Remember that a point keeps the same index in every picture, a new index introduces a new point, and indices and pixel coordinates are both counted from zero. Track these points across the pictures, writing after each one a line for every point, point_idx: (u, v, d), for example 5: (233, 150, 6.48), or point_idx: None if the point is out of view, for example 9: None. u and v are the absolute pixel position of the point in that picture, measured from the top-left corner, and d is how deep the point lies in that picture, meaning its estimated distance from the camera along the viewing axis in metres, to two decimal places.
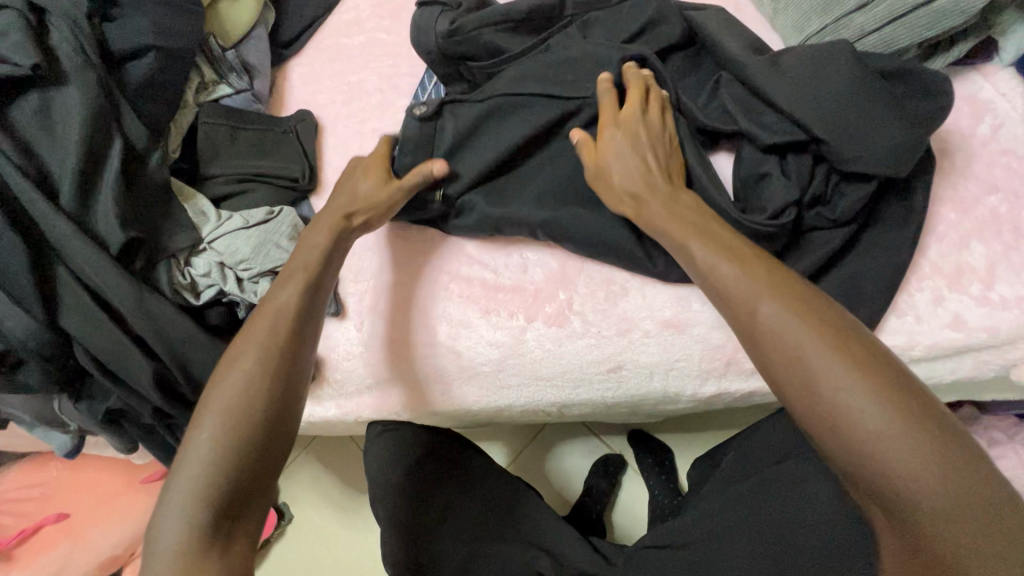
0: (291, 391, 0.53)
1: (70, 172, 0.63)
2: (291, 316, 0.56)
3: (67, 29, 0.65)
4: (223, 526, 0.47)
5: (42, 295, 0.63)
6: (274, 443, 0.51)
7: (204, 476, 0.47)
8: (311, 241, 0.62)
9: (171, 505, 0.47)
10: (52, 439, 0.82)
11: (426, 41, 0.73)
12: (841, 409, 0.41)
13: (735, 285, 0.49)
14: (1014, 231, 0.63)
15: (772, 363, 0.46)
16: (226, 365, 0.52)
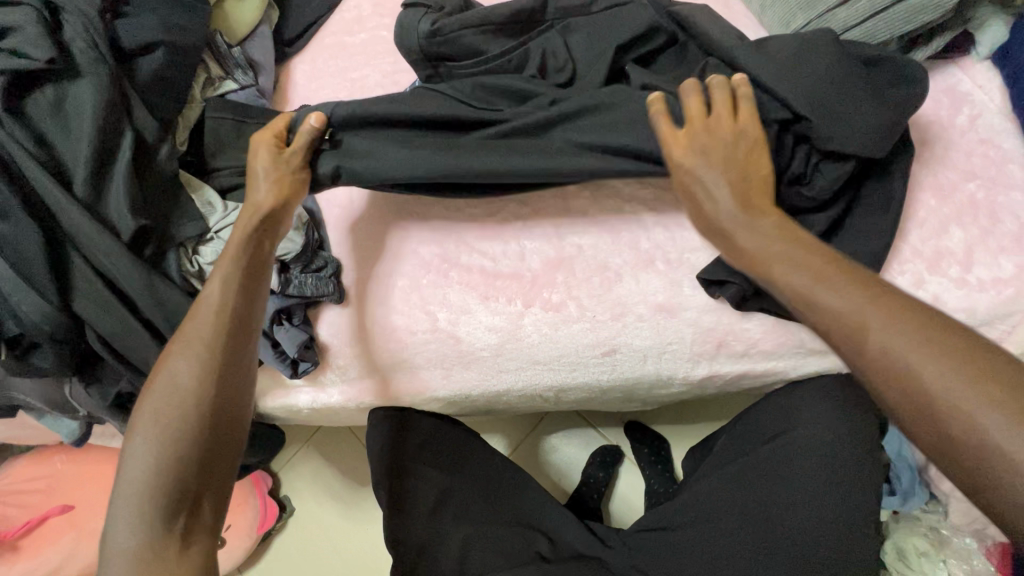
0: (229, 389, 0.56)
1: (84, 162, 0.65)
2: (217, 313, 0.58)
3: (81, 24, 0.68)
4: (178, 519, 0.51)
5: (57, 281, 0.65)
6: (218, 441, 0.54)
7: (145, 477, 0.51)
8: (230, 240, 0.63)
9: (118, 511, 0.51)
10: (62, 426, 0.84)
11: (409, 41, 0.76)
12: (961, 416, 0.41)
13: (831, 299, 0.49)
14: (991, 217, 0.65)
15: (876, 376, 0.46)
16: (158, 371, 0.56)
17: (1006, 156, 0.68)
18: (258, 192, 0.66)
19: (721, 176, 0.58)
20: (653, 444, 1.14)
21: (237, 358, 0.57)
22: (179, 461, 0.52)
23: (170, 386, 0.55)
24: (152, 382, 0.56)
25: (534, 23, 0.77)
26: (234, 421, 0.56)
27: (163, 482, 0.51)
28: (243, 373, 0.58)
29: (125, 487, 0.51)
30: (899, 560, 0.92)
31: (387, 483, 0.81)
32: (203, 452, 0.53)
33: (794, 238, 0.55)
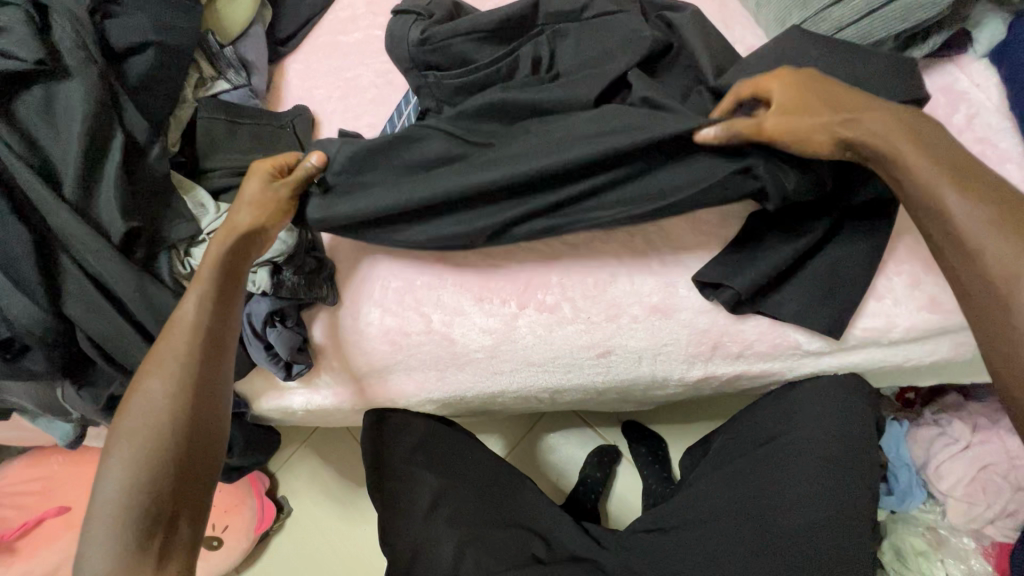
0: (200, 408, 0.57)
1: (73, 163, 0.65)
2: (188, 334, 0.59)
3: (70, 25, 0.67)
4: (153, 536, 0.52)
5: (46, 283, 0.65)
6: (190, 460, 0.55)
7: (118, 496, 0.52)
8: (205, 260, 0.64)
9: (95, 529, 0.52)
10: (55, 428, 0.84)
11: (399, 50, 0.76)
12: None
13: (998, 244, 0.48)
14: None
15: (968, 265, 0.49)
16: (133, 390, 0.58)
17: (1002, 155, 0.67)
18: (243, 215, 0.65)
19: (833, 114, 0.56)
20: (650, 443, 1.13)
21: (208, 378, 0.59)
22: (151, 480, 0.53)
23: (144, 406, 0.56)
24: (126, 401, 0.57)
25: (525, 28, 0.77)
26: (206, 440, 0.57)
27: (135, 501, 0.52)
28: (213, 391, 0.59)
29: (100, 506, 0.53)
30: (897, 560, 0.91)
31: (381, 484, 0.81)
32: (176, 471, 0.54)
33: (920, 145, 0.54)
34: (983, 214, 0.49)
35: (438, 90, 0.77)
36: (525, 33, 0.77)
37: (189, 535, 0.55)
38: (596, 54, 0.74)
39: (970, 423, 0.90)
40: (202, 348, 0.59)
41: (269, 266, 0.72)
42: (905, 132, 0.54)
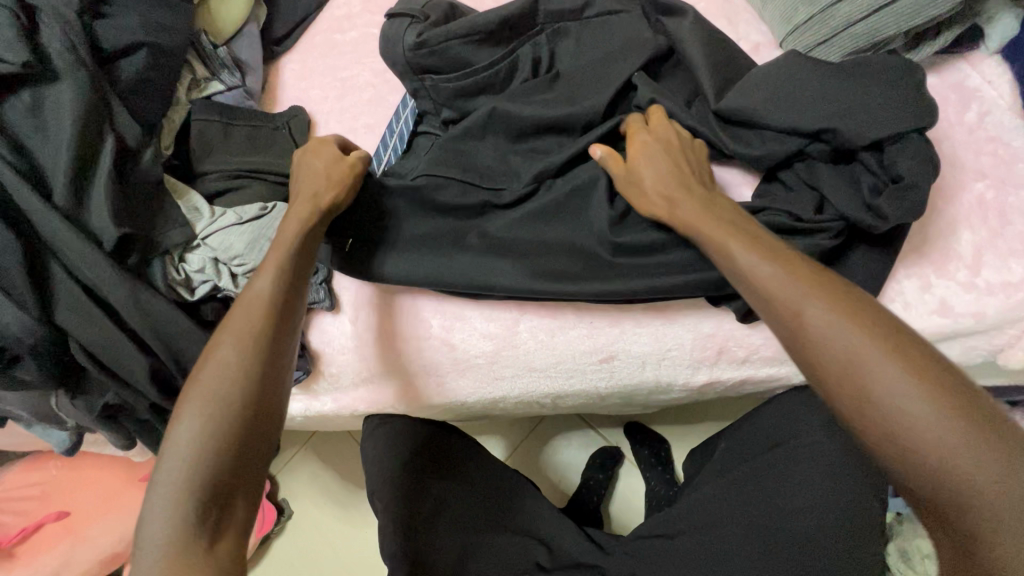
0: (272, 382, 0.54)
1: (64, 169, 0.63)
2: (265, 303, 0.56)
3: (58, 27, 0.66)
4: (210, 515, 0.47)
5: (37, 293, 0.63)
6: (257, 437, 0.51)
7: (185, 470, 0.48)
8: (281, 229, 0.62)
9: (154, 505, 0.48)
10: (51, 436, 0.83)
11: (395, 53, 0.73)
12: (847, 357, 0.46)
13: (778, 288, 0.51)
14: (1001, 217, 0.63)
15: (775, 317, 0.51)
16: (206, 357, 0.53)
17: (1016, 154, 0.65)
18: (317, 186, 0.65)
19: (658, 155, 0.64)
20: (654, 445, 1.12)
21: (283, 352, 0.56)
22: (218, 454, 0.49)
23: (217, 376, 0.52)
24: (195, 369, 0.53)
25: (524, 27, 0.76)
26: (272, 418, 0.53)
27: (203, 475, 0.48)
28: (284, 369, 0.55)
29: (163, 481, 0.48)
30: (903, 562, 0.90)
31: (380, 490, 0.79)
32: (241, 446, 0.50)
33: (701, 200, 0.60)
34: (769, 268, 0.52)
35: (438, 94, 0.75)
36: (526, 32, 0.76)
37: (244, 520, 0.50)
38: (597, 58, 0.75)
39: None
40: (278, 320, 0.56)
41: None
42: (701, 208, 0.60)
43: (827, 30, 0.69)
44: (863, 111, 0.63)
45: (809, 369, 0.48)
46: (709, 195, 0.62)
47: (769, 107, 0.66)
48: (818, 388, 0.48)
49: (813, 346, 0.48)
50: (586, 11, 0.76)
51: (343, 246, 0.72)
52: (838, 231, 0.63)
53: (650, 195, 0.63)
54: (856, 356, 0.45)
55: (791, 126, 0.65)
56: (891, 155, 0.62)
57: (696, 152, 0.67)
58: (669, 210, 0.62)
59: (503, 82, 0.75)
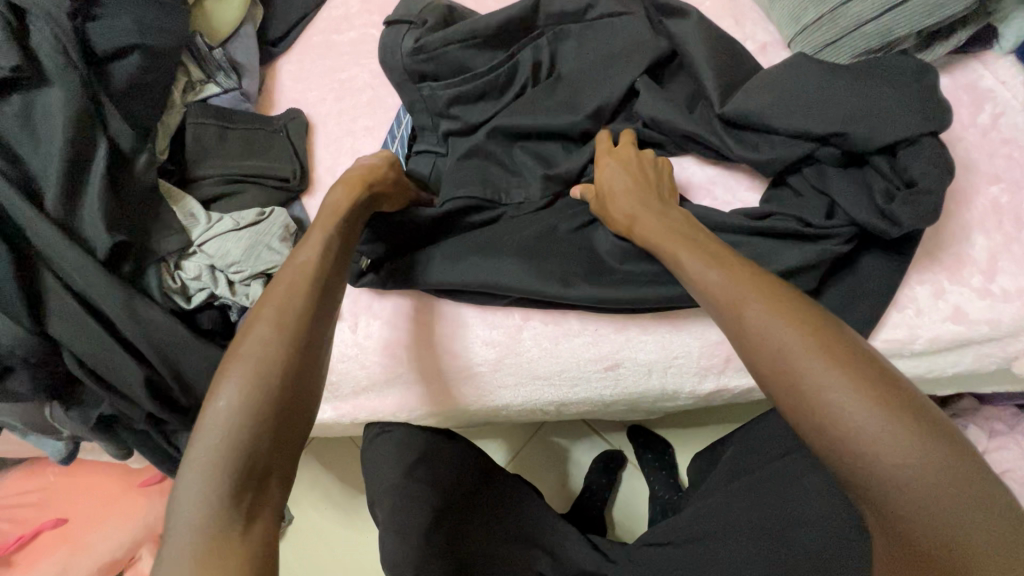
0: (315, 355, 0.50)
1: (55, 175, 0.62)
2: (313, 274, 0.54)
3: (48, 29, 0.64)
4: (248, 492, 0.43)
5: (29, 304, 0.62)
6: (298, 412, 0.48)
7: (226, 439, 0.44)
8: (326, 207, 0.60)
9: (189, 478, 0.43)
10: (47, 445, 0.81)
11: (392, 60, 0.73)
12: (785, 353, 0.44)
13: (720, 290, 0.51)
14: (1015, 222, 0.62)
15: (720, 317, 0.50)
16: (247, 324, 0.49)
17: None
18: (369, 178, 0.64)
19: (621, 177, 0.65)
20: (657, 449, 1.11)
21: (325, 327, 0.53)
22: (260, 424, 0.45)
23: (264, 343, 0.48)
24: (236, 338, 0.49)
25: (524, 30, 0.75)
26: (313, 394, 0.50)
27: (245, 448, 0.44)
28: (325, 345, 0.53)
29: (201, 452, 0.44)
30: None
31: (382, 500, 0.78)
32: (284, 422, 0.46)
33: (658, 210, 0.61)
34: (714, 270, 0.52)
35: (435, 102, 0.74)
36: (525, 35, 0.75)
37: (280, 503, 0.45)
38: (597, 62, 0.74)
39: (985, 429, 0.90)
40: (324, 293, 0.53)
41: (261, 279, 0.71)
42: (663, 221, 0.59)
43: (836, 30, 0.67)
44: (875, 112, 0.61)
45: (751, 368, 0.47)
46: (674, 211, 0.61)
47: (776, 108, 0.65)
48: (759, 387, 0.47)
49: (753, 343, 0.47)
50: (587, 12, 0.75)
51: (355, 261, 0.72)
52: (848, 237, 0.62)
53: (613, 216, 0.64)
54: (789, 352, 0.44)
55: (800, 129, 0.63)
56: (904, 159, 0.60)
57: (661, 174, 0.67)
58: (629, 225, 0.62)
59: (501, 86, 0.74)
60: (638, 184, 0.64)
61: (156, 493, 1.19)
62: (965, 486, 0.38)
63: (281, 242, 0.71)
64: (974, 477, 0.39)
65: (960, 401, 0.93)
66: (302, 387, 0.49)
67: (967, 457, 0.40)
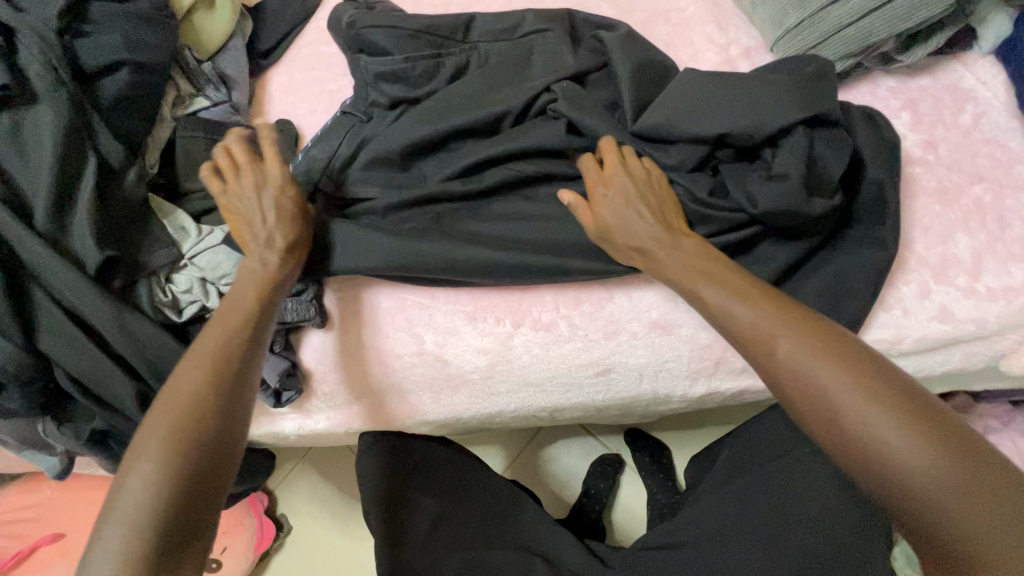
0: (230, 421, 0.54)
1: (45, 193, 0.62)
2: (233, 342, 0.58)
3: (37, 49, 0.65)
4: (166, 554, 0.47)
5: (20, 320, 0.62)
6: (215, 472, 0.52)
7: (147, 501, 0.48)
8: (241, 274, 0.63)
9: (107, 534, 0.47)
10: (41, 461, 0.81)
11: (338, 34, 0.82)
12: (813, 379, 0.49)
13: (749, 321, 0.54)
14: (999, 221, 0.63)
15: (749, 349, 0.54)
16: (167, 392, 0.54)
17: (1012, 155, 0.65)
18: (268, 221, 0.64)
19: (626, 213, 0.62)
20: (654, 452, 1.11)
21: (243, 398, 0.56)
22: (178, 489, 0.49)
23: (190, 405, 0.53)
24: (153, 407, 0.53)
25: (451, 41, 0.77)
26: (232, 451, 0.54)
27: (163, 512, 0.48)
28: (244, 412, 0.56)
29: (121, 513, 0.48)
30: (907, 566, 0.92)
31: (375, 511, 0.78)
32: (201, 487, 0.50)
33: (678, 242, 0.60)
34: (739, 304, 0.55)
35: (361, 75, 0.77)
36: (457, 44, 0.77)
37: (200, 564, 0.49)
38: (511, 76, 0.75)
39: (980, 426, 0.91)
40: (244, 358, 0.58)
41: None
42: (683, 257, 0.60)
43: (818, 32, 0.68)
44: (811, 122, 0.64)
45: (781, 393, 0.51)
46: (697, 243, 0.61)
47: (676, 111, 0.66)
48: (791, 409, 0.51)
49: (784, 371, 0.51)
50: (515, 33, 0.77)
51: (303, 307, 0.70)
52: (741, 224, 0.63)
53: (619, 245, 0.63)
54: (828, 387, 0.48)
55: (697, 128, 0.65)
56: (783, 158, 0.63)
57: (658, 186, 0.64)
58: (647, 261, 0.62)
59: (419, 77, 0.75)
60: (644, 219, 0.61)
61: None
62: (989, 494, 0.43)
63: None
64: (997, 481, 0.44)
65: (954, 398, 0.94)
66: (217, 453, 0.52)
67: (983, 460, 0.44)
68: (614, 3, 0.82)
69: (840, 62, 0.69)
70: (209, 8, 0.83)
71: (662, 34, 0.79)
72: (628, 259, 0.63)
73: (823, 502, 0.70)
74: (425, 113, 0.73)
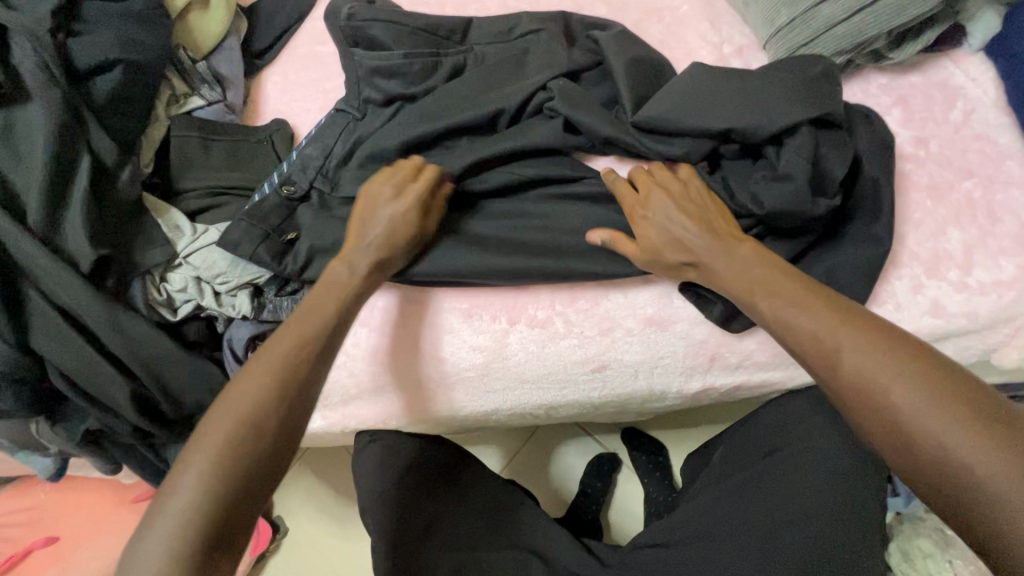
0: (297, 421, 0.52)
1: (37, 192, 0.62)
2: (314, 337, 0.56)
3: (30, 46, 0.64)
4: (210, 552, 0.46)
5: (12, 319, 0.62)
6: (272, 471, 0.51)
7: (205, 494, 0.46)
8: (328, 274, 0.62)
9: (158, 522, 0.46)
10: (34, 462, 0.80)
11: (335, 26, 0.81)
12: (874, 384, 0.48)
13: (809, 324, 0.53)
14: (989, 216, 0.63)
15: (811, 351, 0.52)
16: (241, 378, 0.52)
17: (1002, 151, 0.66)
18: (397, 235, 0.64)
19: (669, 226, 0.62)
20: (651, 451, 1.11)
21: (313, 398, 0.54)
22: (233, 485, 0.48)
23: (250, 414, 0.50)
24: (226, 392, 0.52)
25: (448, 42, 0.77)
26: (280, 473, 0.51)
27: (213, 508, 0.46)
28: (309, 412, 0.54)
29: (176, 502, 0.46)
30: (905, 563, 0.92)
31: (372, 510, 0.77)
32: (255, 485, 0.49)
33: (729, 249, 0.60)
34: (799, 307, 0.54)
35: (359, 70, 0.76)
36: (454, 46, 0.78)
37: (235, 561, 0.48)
38: (509, 75, 0.75)
39: None
40: (322, 359, 0.56)
41: (247, 289, 0.71)
42: (729, 265, 0.59)
43: (811, 30, 0.69)
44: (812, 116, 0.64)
45: (838, 399, 0.51)
46: (738, 245, 0.60)
47: (676, 108, 0.67)
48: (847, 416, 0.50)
49: (845, 375, 0.50)
50: (512, 35, 0.78)
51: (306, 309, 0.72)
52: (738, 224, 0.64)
53: (670, 258, 0.62)
54: (904, 407, 0.46)
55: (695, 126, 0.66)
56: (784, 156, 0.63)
57: (698, 197, 0.63)
58: (698, 272, 0.61)
59: (417, 74, 0.76)
60: (684, 229, 0.61)
61: None
62: None
63: (264, 248, 0.69)
64: None
65: None
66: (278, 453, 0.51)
67: None
68: (608, 1, 0.83)
69: (835, 58, 0.69)
70: (204, 7, 0.83)
71: (656, 32, 0.79)
72: (676, 272, 0.63)
73: (819, 497, 0.70)
74: (421, 112, 0.73)
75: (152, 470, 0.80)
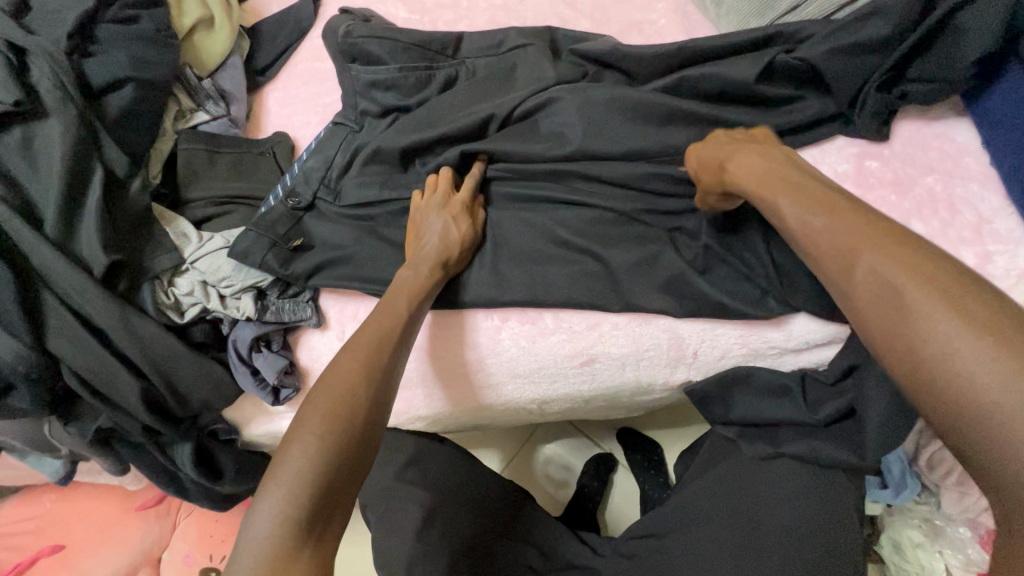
0: (379, 411, 0.59)
1: (54, 201, 0.66)
2: (389, 339, 0.64)
3: (47, 66, 0.69)
4: (318, 520, 0.52)
5: (30, 321, 0.65)
6: (364, 454, 0.57)
7: (311, 469, 0.53)
8: (398, 280, 0.68)
9: (268, 494, 0.52)
10: (46, 464, 0.84)
11: (330, 41, 0.85)
12: (881, 287, 0.45)
13: (826, 235, 0.50)
14: (950, 209, 0.67)
15: (824, 262, 0.50)
16: (330, 372, 0.60)
17: (960, 148, 0.70)
18: (449, 248, 0.70)
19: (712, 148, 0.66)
20: (646, 450, 1.14)
21: (388, 393, 0.61)
22: (334, 464, 0.54)
23: (345, 406, 0.57)
24: (319, 384, 0.59)
25: (442, 56, 0.82)
26: (370, 457, 0.58)
27: (320, 483, 0.52)
28: (387, 405, 0.61)
29: (285, 476, 0.52)
30: (896, 553, 0.96)
31: (377, 505, 0.81)
32: (350, 466, 0.55)
33: (760, 154, 0.61)
34: (821, 217, 0.51)
35: (356, 83, 0.81)
36: (447, 60, 0.83)
37: (336, 535, 0.53)
38: (498, 89, 0.79)
39: None
40: (393, 357, 0.63)
41: (251, 292, 0.74)
42: (755, 167, 0.59)
43: None
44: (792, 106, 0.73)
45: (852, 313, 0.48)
46: (766, 150, 0.61)
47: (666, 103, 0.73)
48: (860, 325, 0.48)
49: (856, 286, 0.47)
50: (500, 48, 0.82)
51: (308, 317, 0.76)
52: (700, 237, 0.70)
53: (707, 181, 0.64)
54: (904, 300, 0.44)
55: (688, 111, 0.72)
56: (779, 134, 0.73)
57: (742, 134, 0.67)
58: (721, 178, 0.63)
59: (409, 88, 0.80)
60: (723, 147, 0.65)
61: (153, 516, 1.19)
62: None
63: (269, 253, 0.74)
64: None
65: None
66: (366, 439, 0.58)
67: None
68: (591, 16, 0.88)
69: None
70: (209, 27, 0.88)
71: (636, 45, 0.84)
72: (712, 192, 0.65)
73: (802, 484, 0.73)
74: (418, 120, 0.78)
75: (159, 469, 0.84)
